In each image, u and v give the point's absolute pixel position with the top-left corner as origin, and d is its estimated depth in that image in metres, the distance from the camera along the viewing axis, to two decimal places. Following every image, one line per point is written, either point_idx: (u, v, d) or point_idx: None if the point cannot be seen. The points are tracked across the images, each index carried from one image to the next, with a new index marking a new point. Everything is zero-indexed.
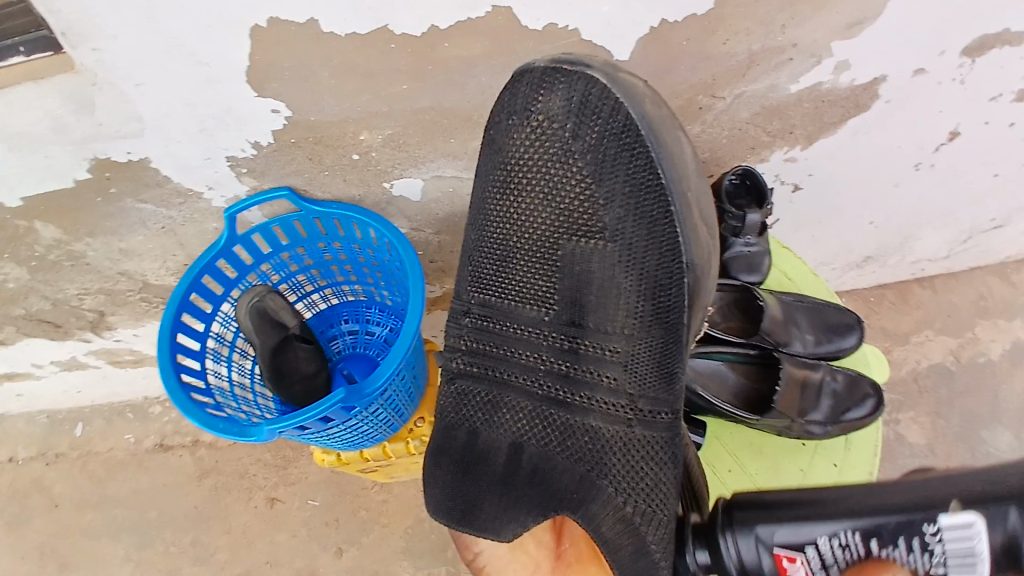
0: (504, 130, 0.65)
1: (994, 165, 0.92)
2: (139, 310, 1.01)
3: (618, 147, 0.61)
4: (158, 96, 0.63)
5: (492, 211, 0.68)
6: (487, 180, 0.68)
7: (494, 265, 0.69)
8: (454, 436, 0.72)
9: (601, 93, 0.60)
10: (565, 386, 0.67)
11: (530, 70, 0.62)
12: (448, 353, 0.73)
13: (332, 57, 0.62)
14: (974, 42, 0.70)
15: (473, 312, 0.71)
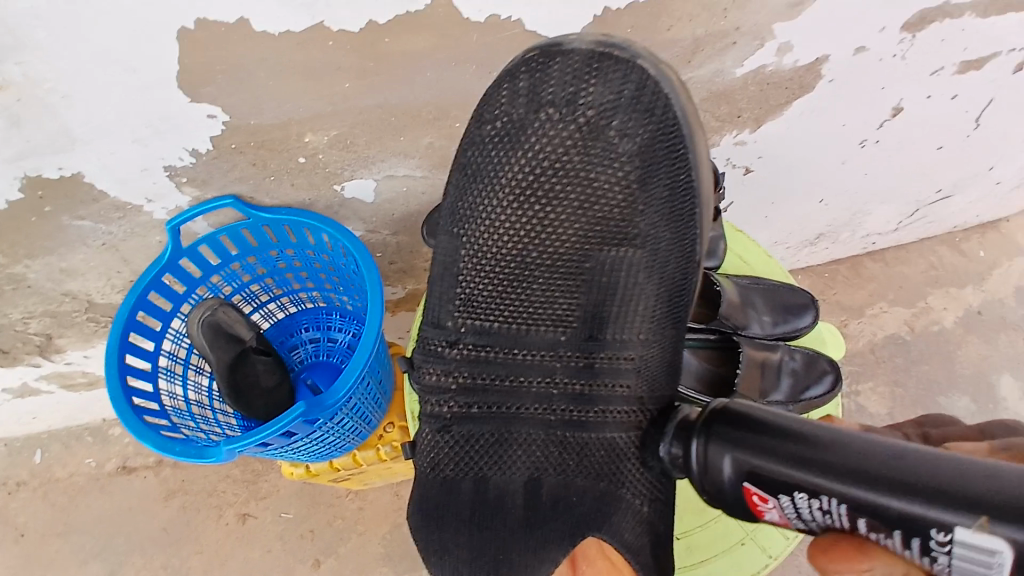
0: (520, 124, 0.58)
1: (935, 138, 0.95)
2: (88, 331, 0.97)
3: (666, 150, 0.58)
4: (85, 107, 0.60)
5: (507, 223, 0.61)
6: (504, 183, 0.60)
7: (505, 286, 0.63)
8: (456, 487, 0.64)
9: (648, 91, 0.56)
10: (581, 405, 0.64)
11: (566, 55, 0.55)
12: (437, 395, 0.63)
13: (269, 57, 0.60)
14: (912, 18, 0.72)
15: (465, 342, 0.64)
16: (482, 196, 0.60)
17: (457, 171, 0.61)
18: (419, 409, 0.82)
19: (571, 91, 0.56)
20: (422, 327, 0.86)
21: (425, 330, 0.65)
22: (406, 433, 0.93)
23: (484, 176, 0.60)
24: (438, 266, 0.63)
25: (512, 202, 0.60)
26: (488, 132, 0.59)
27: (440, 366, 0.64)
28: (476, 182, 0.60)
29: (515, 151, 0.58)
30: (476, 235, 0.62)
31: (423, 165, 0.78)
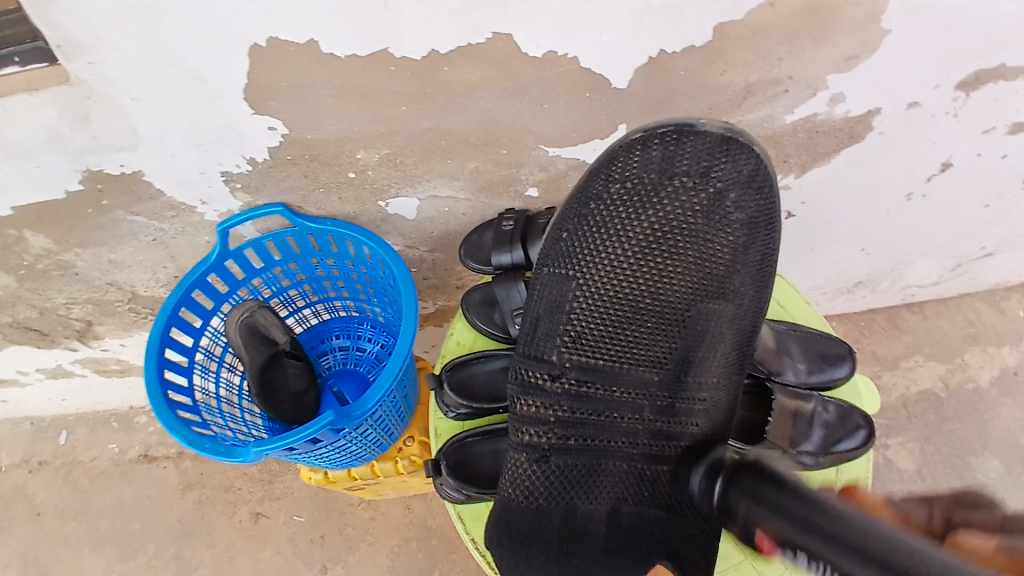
0: (652, 186, 0.64)
1: (984, 196, 0.93)
2: (128, 321, 1.00)
3: (764, 224, 0.66)
4: (153, 110, 0.63)
5: (621, 271, 0.67)
6: (627, 237, 0.65)
7: (607, 327, 0.68)
8: (544, 511, 0.68)
9: (763, 177, 0.64)
10: (668, 441, 0.68)
11: (700, 136, 0.62)
12: (534, 423, 0.67)
13: (331, 76, 0.62)
14: (968, 76, 0.71)
15: (568, 377, 0.68)
16: (601, 242, 0.66)
17: (579, 218, 0.66)
18: (442, 427, 0.83)
19: (704, 165, 0.63)
20: (451, 346, 0.87)
21: (530, 363, 0.68)
22: (425, 449, 0.94)
23: (606, 225, 0.65)
24: (551, 302, 0.68)
25: (630, 252, 0.66)
26: (615, 188, 0.64)
27: (542, 399, 0.68)
28: (595, 228, 0.66)
29: (640, 209, 0.64)
30: (591, 278, 0.67)
31: (467, 187, 0.80)
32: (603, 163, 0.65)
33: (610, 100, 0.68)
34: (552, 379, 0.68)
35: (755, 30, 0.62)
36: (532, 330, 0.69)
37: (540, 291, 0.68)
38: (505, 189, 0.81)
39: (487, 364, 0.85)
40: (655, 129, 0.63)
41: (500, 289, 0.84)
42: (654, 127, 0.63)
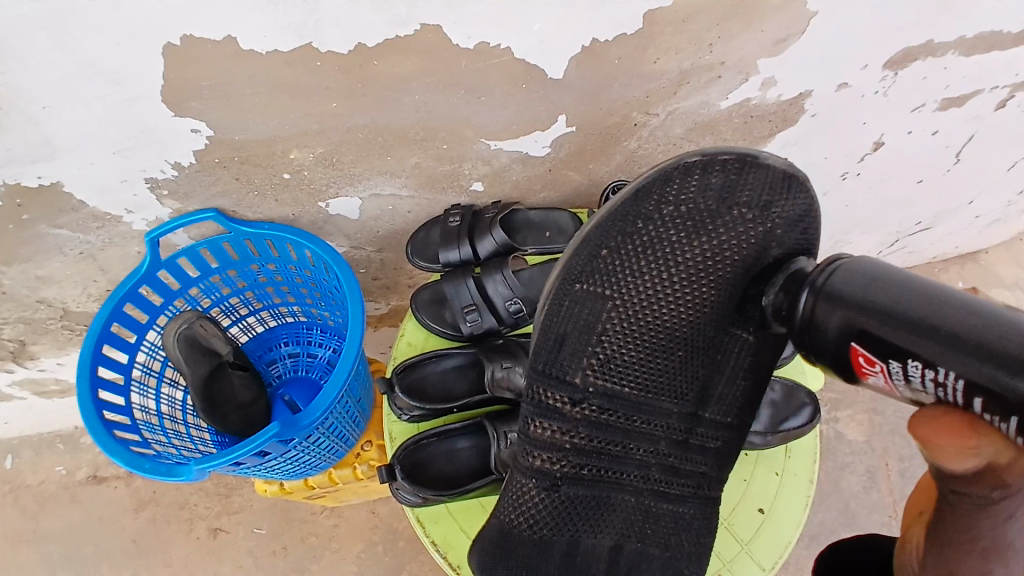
0: (708, 214, 0.62)
1: (917, 172, 0.97)
2: (62, 339, 0.95)
3: (801, 269, 0.66)
4: (67, 116, 0.59)
5: (659, 299, 0.63)
6: (673, 265, 0.63)
7: (637, 355, 0.64)
8: (543, 536, 0.65)
9: (807, 220, 0.64)
10: (673, 477, 0.68)
11: (763, 167, 0.63)
12: (551, 449, 0.64)
13: (255, 73, 0.59)
14: (894, 56, 0.73)
15: (591, 404, 0.64)
16: (642, 267, 0.62)
17: (624, 236, 0.62)
18: (396, 430, 0.81)
19: (765, 197, 0.63)
20: (402, 347, 0.85)
21: (552, 384, 0.63)
22: (384, 453, 0.92)
23: (653, 250, 0.62)
24: (581, 321, 0.63)
25: (666, 276, 0.63)
26: (660, 213, 0.62)
27: (561, 422, 0.63)
28: (637, 249, 0.62)
29: (682, 236, 0.62)
30: (624, 308, 0.63)
31: (409, 184, 0.78)
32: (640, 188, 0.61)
33: (547, 90, 0.68)
34: (572, 403, 0.64)
35: (686, 17, 0.62)
36: (558, 348, 0.63)
37: (567, 304, 0.62)
38: (448, 185, 0.80)
39: (439, 364, 0.83)
40: (716, 156, 0.63)
41: (449, 285, 0.82)
42: (715, 153, 0.63)
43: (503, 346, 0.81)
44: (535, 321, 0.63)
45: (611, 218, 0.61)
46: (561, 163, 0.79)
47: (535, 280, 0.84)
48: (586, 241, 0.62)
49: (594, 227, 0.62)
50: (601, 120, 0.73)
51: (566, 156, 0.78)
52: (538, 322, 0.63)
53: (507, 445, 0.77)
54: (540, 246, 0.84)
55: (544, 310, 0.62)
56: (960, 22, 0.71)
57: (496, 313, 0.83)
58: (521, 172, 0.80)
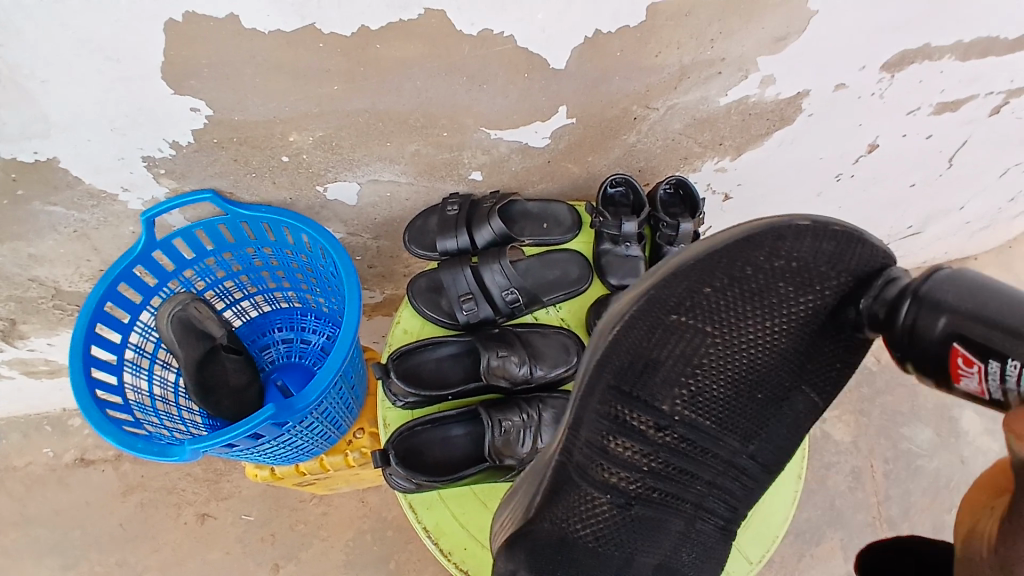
0: (813, 276, 0.55)
1: (912, 175, 0.98)
2: (55, 318, 0.94)
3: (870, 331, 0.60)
4: (66, 90, 0.59)
5: (745, 341, 0.58)
6: (767, 312, 0.57)
7: (717, 391, 0.61)
8: (574, 537, 0.63)
9: None
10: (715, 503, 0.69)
11: (870, 246, 0.54)
12: (625, 468, 0.62)
13: (256, 54, 0.59)
14: (892, 58, 0.74)
15: (673, 430, 0.62)
16: (730, 307, 0.56)
17: (731, 280, 0.55)
18: (391, 417, 0.81)
19: (866, 273, 0.56)
20: (398, 334, 0.84)
21: (609, 400, 0.57)
22: (376, 440, 0.92)
23: (752, 296, 0.56)
24: (653, 348, 0.56)
25: (747, 321, 0.57)
26: (766, 261, 0.54)
27: (606, 434, 0.59)
28: (731, 290, 0.55)
29: (783, 287, 0.56)
30: (699, 342, 0.57)
31: (408, 171, 0.78)
32: (752, 232, 0.53)
33: (548, 81, 0.68)
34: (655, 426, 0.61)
35: (688, 11, 0.63)
36: (627, 370, 0.56)
37: (642, 330, 0.55)
38: (447, 173, 0.80)
39: (435, 352, 0.83)
40: (829, 223, 0.53)
41: (447, 274, 0.82)
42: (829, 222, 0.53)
43: (499, 335, 0.81)
44: (598, 343, 0.54)
45: (710, 252, 0.53)
46: (560, 155, 0.79)
47: (531, 272, 0.85)
48: (679, 271, 0.53)
49: (693, 259, 0.53)
50: (601, 112, 0.73)
51: (565, 148, 0.78)
52: (606, 344, 0.54)
53: (501, 434, 0.76)
54: (537, 237, 0.84)
55: (614, 334, 0.54)
56: (958, 26, 0.71)
57: (493, 303, 0.83)
58: (520, 162, 0.80)
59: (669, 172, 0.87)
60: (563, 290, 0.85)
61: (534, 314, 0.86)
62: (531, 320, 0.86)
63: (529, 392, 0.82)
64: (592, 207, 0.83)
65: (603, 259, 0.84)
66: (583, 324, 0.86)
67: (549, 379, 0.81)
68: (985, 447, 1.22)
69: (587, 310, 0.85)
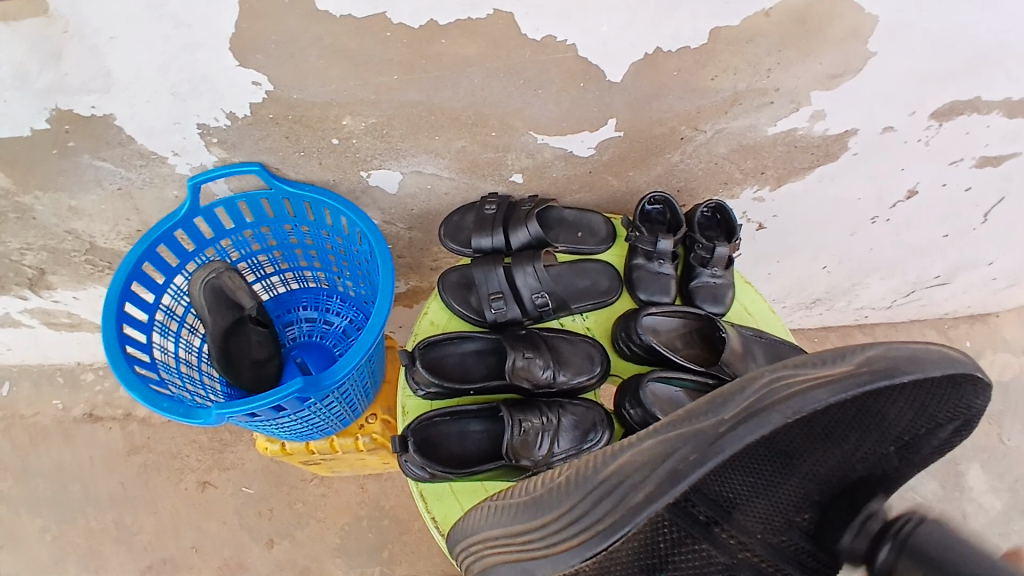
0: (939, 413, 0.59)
1: (947, 226, 0.98)
2: (84, 273, 0.96)
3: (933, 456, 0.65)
4: (135, 51, 0.60)
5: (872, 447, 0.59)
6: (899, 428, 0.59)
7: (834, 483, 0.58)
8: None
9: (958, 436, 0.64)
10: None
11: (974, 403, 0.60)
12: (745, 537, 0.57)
13: (323, 35, 0.60)
14: (945, 106, 0.74)
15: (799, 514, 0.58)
16: (888, 415, 0.57)
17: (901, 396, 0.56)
18: (409, 405, 0.81)
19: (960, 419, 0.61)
20: (425, 325, 0.85)
21: (744, 463, 0.56)
22: (387, 428, 0.92)
23: (898, 413, 0.58)
24: (803, 427, 0.56)
25: (890, 431, 0.58)
26: (931, 389, 0.56)
27: (731, 498, 0.57)
28: (895, 410, 0.57)
29: (926, 415, 0.58)
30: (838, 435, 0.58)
31: (451, 167, 0.79)
32: (947, 367, 0.55)
33: (601, 92, 0.68)
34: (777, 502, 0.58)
35: (750, 38, 0.63)
36: (775, 440, 0.56)
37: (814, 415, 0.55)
38: (489, 173, 0.81)
39: (459, 347, 0.84)
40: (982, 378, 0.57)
41: (479, 272, 0.83)
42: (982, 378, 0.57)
43: (525, 337, 0.82)
44: (772, 411, 0.53)
45: (912, 367, 0.54)
46: (602, 166, 0.80)
47: (562, 278, 0.85)
48: (884, 378, 0.53)
49: (898, 372, 0.54)
50: (648, 129, 0.74)
51: (607, 160, 0.79)
52: (781, 419, 0.52)
53: (519, 434, 0.76)
54: (571, 245, 0.85)
55: (791, 412, 0.53)
56: (1014, 82, 0.71)
57: (522, 305, 0.83)
58: (561, 170, 0.81)
59: (707, 195, 0.87)
60: (592, 300, 0.85)
61: (559, 319, 0.86)
62: (556, 326, 0.86)
63: (550, 396, 0.82)
64: (628, 221, 0.84)
65: (635, 273, 0.85)
66: (608, 334, 0.86)
67: (571, 386, 0.81)
68: (989, 507, 1.21)
69: (613, 322, 0.86)
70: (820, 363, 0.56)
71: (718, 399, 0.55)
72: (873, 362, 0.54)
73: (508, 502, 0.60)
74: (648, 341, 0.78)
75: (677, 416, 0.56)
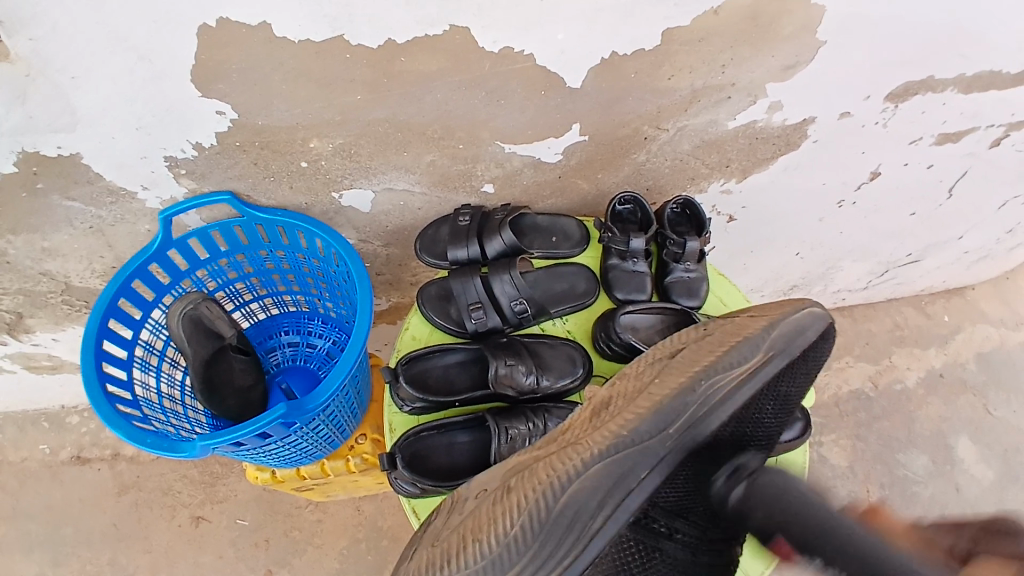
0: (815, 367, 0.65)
1: (912, 204, 1.01)
2: (61, 314, 0.95)
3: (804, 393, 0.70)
4: (96, 88, 0.60)
5: (772, 413, 0.63)
6: (788, 391, 0.63)
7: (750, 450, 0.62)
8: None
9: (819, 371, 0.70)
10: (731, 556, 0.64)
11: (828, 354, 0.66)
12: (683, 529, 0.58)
13: (285, 62, 0.61)
14: (897, 89, 0.76)
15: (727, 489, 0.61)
16: (786, 389, 0.62)
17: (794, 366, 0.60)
18: (397, 421, 0.82)
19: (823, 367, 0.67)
20: (407, 341, 0.85)
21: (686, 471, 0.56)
22: (378, 447, 0.93)
23: (792, 375, 0.61)
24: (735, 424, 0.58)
25: (791, 404, 0.65)
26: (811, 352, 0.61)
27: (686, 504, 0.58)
28: (790, 377, 0.61)
29: (803, 373, 0.63)
30: (766, 422, 0.62)
31: (422, 182, 0.80)
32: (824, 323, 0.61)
33: (564, 98, 0.70)
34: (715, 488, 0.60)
35: (702, 37, 0.65)
36: (721, 439, 0.58)
37: (740, 409, 0.57)
38: (460, 185, 0.82)
39: (442, 359, 0.84)
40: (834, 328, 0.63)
41: (456, 283, 0.83)
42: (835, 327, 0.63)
43: (508, 344, 0.82)
44: (709, 417, 0.55)
45: (801, 340, 0.58)
46: (571, 171, 0.81)
47: (539, 284, 0.86)
48: (789, 357, 0.58)
49: (802, 347, 0.58)
50: (612, 131, 0.75)
51: (576, 164, 0.80)
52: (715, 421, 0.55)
53: (506, 441, 0.77)
54: (546, 250, 0.85)
55: (725, 412, 0.55)
56: (962, 61, 0.74)
57: (501, 312, 0.84)
58: (531, 177, 0.82)
59: (676, 192, 0.89)
60: (570, 304, 0.86)
61: (541, 325, 0.87)
62: (538, 332, 0.87)
63: (535, 403, 0.83)
64: (600, 223, 0.85)
65: (611, 273, 0.86)
66: (589, 336, 0.87)
67: (555, 390, 0.82)
68: (982, 477, 1.23)
69: (593, 323, 0.87)
70: (728, 356, 0.57)
71: (662, 409, 0.54)
72: (769, 343, 0.57)
73: (464, 569, 0.53)
74: (628, 339, 0.80)
75: (614, 429, 0.54)
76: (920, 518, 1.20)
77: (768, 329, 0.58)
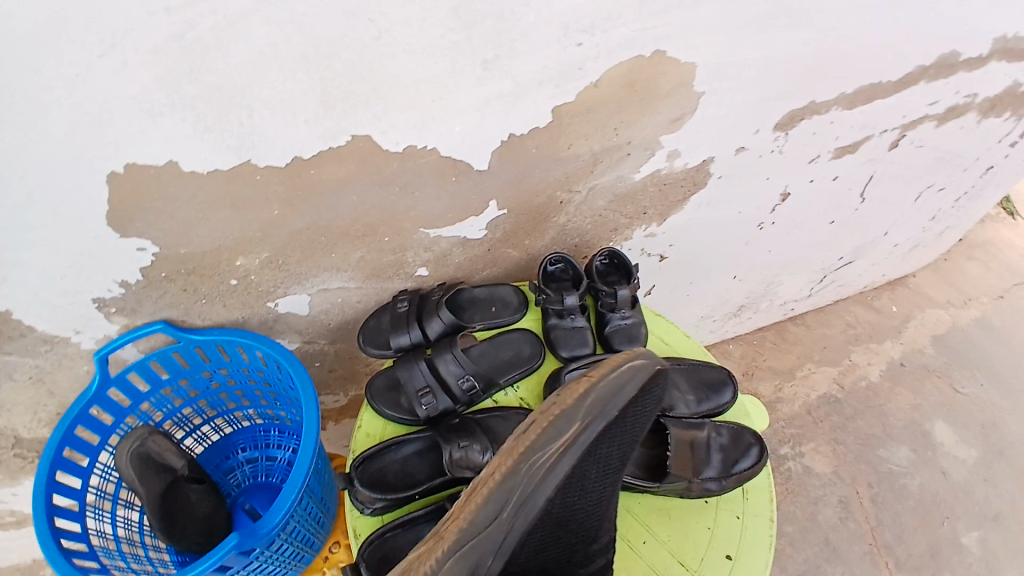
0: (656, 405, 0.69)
1: (831, 213, 1.07)
2: (15, 468, 0.91)
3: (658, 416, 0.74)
4: (11, 246, 0.61)
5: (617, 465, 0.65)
6: (630, 437, 0.66)
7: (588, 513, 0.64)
8: None
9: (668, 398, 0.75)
10: None
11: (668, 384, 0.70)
12: None
13: (196, 192, 0.62)
14: (782, 118, 0.83)
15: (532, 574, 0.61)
16: (624, 439, 0.65)
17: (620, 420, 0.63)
18: (360, 527, 0.80)
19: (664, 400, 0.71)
20: (361, 439, 0.85)
21: (577, 534, 0.64)
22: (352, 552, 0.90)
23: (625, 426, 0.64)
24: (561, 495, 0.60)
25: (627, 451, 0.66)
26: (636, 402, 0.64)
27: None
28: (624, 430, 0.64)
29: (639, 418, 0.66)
30: (607, 477, 0.64)
31: (356, 277, 0.81)
32: (644, 374, 0.64)
33: (475, 180, 0.73)
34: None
35: (589, 108, 0.70)
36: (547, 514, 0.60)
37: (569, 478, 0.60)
38: (394, 274, 0.84)
39: (399, 452, 0.84)
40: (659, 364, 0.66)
41: (402, 371, 0.84)
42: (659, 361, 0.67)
43: (460, 426, 0.83)
44: (535, 497, 0.57)
45: (620, 398, 0.62)
46: (498, 243, 0.85)
47: (486, 355, 0.88)
48: (608, 418, 0.61)
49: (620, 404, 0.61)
50: (528, 201, 0.79)
51: (502, 236, 0.84)
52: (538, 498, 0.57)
53: None
54: (487, 321, 0.88)
55: (549, 488, 0.58)
56: (839, 83, 0.81)
57: (451, 393, 0.85)
58: (461, 255, 0.85)
59: (602, 244, 0.93)
60: (519, 370, 0.88)
61: (493, 397, 0.88)
62: (492, 404, 0.88)
63: None
64: (534, 286, 0.88)
65: (553, 333, 0.88)
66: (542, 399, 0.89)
67: None
68: (965, 457, 1.28)
69: (543, 385, 0.88)
70: (554, 426, 0.59)
71: (493, 497, 0.56)
72: (582, 405, 0.60)
73: None
74: None
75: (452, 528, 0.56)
76: (917, 512, 1.21)
77: (584, 398, 0.61)
